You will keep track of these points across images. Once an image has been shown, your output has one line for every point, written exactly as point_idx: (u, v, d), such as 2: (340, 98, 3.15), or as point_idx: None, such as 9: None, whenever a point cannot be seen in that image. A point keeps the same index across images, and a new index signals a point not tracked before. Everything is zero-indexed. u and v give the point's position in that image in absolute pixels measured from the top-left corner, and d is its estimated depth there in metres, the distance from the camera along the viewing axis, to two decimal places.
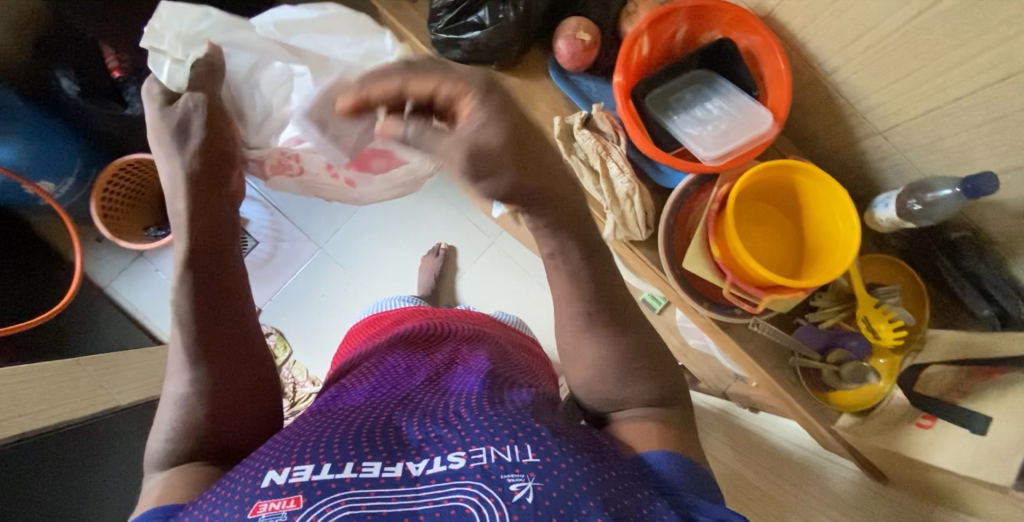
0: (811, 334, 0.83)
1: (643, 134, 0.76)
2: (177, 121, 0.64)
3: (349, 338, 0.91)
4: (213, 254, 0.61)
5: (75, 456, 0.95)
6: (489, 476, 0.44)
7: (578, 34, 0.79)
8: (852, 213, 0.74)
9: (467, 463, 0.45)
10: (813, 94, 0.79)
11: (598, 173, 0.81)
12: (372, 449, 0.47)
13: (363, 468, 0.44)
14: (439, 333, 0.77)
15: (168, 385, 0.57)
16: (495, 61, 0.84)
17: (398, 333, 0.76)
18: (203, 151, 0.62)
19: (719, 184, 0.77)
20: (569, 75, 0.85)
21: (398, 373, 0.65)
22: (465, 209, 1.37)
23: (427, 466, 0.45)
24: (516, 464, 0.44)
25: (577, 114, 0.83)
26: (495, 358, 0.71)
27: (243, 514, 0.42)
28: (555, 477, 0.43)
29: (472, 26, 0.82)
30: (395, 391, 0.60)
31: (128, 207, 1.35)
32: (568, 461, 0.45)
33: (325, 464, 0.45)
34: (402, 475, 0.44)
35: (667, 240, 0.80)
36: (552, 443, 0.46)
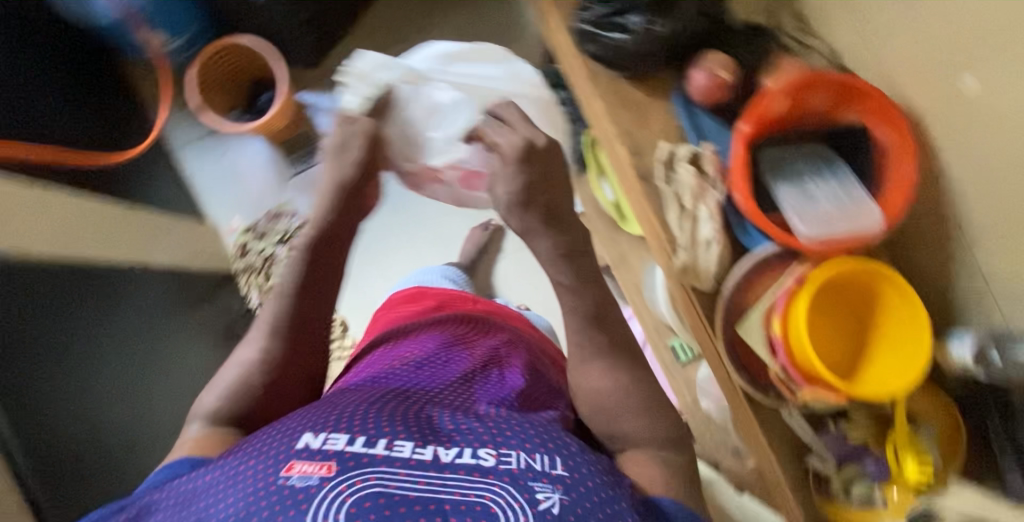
0: (835, 442, 0.80)
1: (747, 190, 0.75)
2: (341, 140, 0.77)
3: (384, 306, 0.92)
4: (331, 248, 0.71)
5: (83, 297, 0.96)
6: (517, 480, 0.43)
7: (716, 70, 0.79)
8: (925, 322, 0.72)
9: (496, 462, 0.45)
10: (929, 210, 0.76)
11: (686, 210, 0.80)
12: (404, 429, 0.47)
13: (394, 447, 0.44)
14: (479, 322, 0.77)
15: (241, 349, 0.64)
16: (627, 68, 0.83)
17: (439, 316, 0.76)
18: (363, 161, 0.76)
19: (800, 263, 0.74)
20: (692, 107, 0.83)
21: (431, 359, 0.65)
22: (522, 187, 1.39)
23: (456, 454, 0.45)
24: (544, 473, 0.44)
25: (686, 147, 0.81)
26: (529, 361, 0.71)
27: (276, 470, 0.42)
28: (581, 495, 0.44)
29: (617, 27, 0.80)
30: (428, 383, 0.60)
31: (219, 84, 1.39)
32: (597, 486, 0.45)
33: (358, 437, 0.45)
34: (432, 459, 0.44)
35: (730, 306, 0.79)
36: (580, 461, 0.46)
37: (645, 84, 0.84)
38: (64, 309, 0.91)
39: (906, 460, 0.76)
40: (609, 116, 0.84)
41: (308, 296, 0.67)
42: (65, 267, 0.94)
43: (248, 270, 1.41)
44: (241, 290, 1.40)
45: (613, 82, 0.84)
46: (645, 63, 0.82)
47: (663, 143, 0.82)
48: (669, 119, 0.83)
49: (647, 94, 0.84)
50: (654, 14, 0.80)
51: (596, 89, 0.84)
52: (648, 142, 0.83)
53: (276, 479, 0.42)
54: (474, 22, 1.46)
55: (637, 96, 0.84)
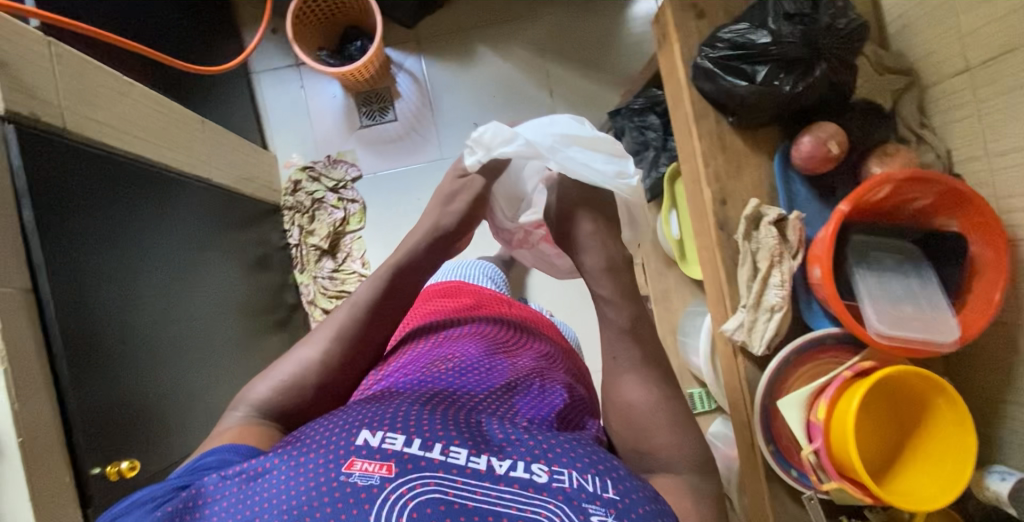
0: None
1: (828, 271, 0.73)
2: (449, 190, 0.71)
3: (418, 295, 0.91)
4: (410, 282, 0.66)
5: (139, 192, 0.94)
6: (571, 501, 0.42)
7: (827, 142, 0.77)
8: (969, 431, 0.70)
9: (552, 477, 0.43)
10: (1002, 333, 0.75)
11: (758, 272, 0.79)
12: (456, 434, 0.45)
13: (449, 453, 0.43)
14: (521, 330, 0.75)
15: (300, 348, 0.61)
16: (736, 115, 0.81)
17: (482, 319, 0.75)
18: (466, 214, 0.71)
19: (863, 356, 0.74)
20: (789, 171, 0.82)
21: (478, 356, 0.63)
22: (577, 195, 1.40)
23: (510, 466, 0.44)
24: (597, 495, 0.43)
25: (774, 210, 0.79)
26: (569, 376, 0.69)
27: (338, 466, 0.43)
28: (636, 518, 0.42)
29: (739, 74, 0.78)
30: (476, 381, 0.58)
31: (313, 24, 1.39)
32: (653, 516, 0.43)
33: (415, 438, 0.44)
34: (486, 470, 0.43)
35: (776, 379, 0.78)
36: (636, 487, 0.45)
37: (749, 136, 0.83)
38: (113, 201, 0.88)
39: None
40: (705, 158, 0.83)
41: (384, 317, 0.64)
42: (117, 157, 0.91)
43: (296, 209, 1.45)
44: (284, 226, 1.45)
45: (717, 126, 0.83)
46: (756, 115, 0.80)
47: (752, 200, 0.81)
48: (764, 177, 0.82)
49: (748, 146, 0.83)
50: (782, 70, 0.77)
51: (700, 128, 0.83)
52: (736, 195, 0.82)
53: (339, 475, 0.42)
54: (577, 25, 1.44)
55: (738, 146, 0.82)
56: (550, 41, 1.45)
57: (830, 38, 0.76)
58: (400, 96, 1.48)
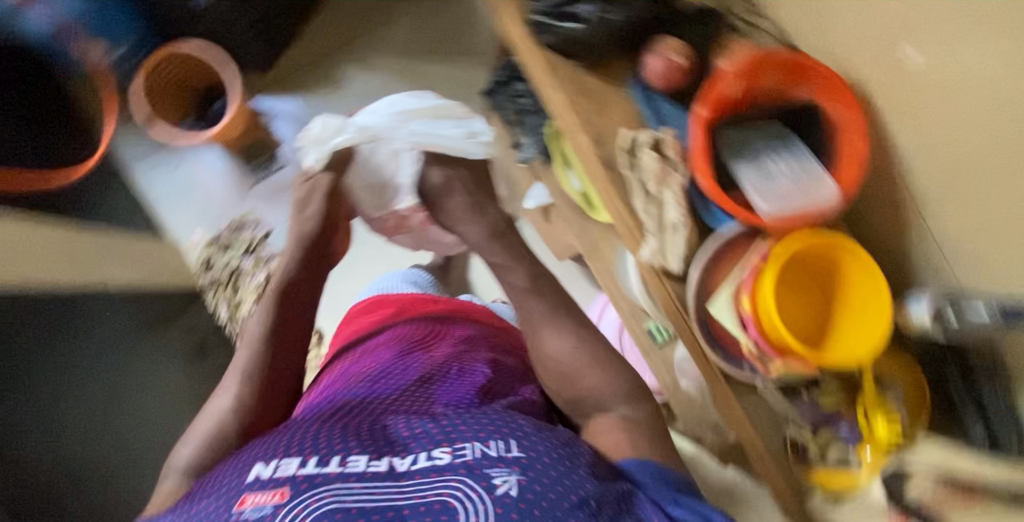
0: (810, 411, 0.82)
1: (707, 170, 0.76)
2: (304, 195, 0.97)
3: (345, 319, 0.91)
4: (292, 304, 0.84)
5: None
6: (473, 471, 0.46)
7: (670, 55, 0.81)
8: (886, 299, 0.74)
9: (452, 459, 0.48)
10: (880, 177, 0.79)
11: (651, 196, 0.81)
12: (357, 445, 0.50)
13: (348, 462, 0.48)
14: (440, 321, 0.79)
15: (218, 400, 0.73)
16: (581, 56, 0.84)
17: (401, 320, 0.78)
18: (325, 219, 0.96)
19: (766, 239, 0.77)
20: (650, 93, 0.84)
21: (390, 365, 0.67)
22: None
23: (411, 461, 0.48)
24: (499, 460, 0.48)
25: (646, 133, 0.82)
26: (487, 353, 0.74)
27: (234, 506, 0.46)
28: (536, 472, 0.47)
29: (569, 17, 0.82)
30: (387, 390, 0.62)
31: (170, 96, 1.35)
32: (556, 469, 0.48)
33: (311, 460, 0.48)
34: (387, 469, 0.47)
35: (700, 286, 0.80)
36: (536, 446, 0.50)
37: (602, 72, 0.85)
38: None
39: (875, 418, 0.80)
40: (569, 105, 0.84)
41: (280, 350, 0.79)
42: None
43: (216, 285, 1.33)
44: (209, 306, 1.31)
45: (570, 72, 0.84)
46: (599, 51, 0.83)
47: (623, 130, 0.83)
48: (629, 106, 0.84)
49: (604, 82, 0.85)
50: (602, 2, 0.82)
51: (555, 79, 0.84)
52: (610, 131, 0.84)
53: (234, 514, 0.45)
54: (427, 18, 1.44)
55: (595, 84, 0.84)
56: (406, 42, 1.45)
57: None
58: (280, 141, 1.44)
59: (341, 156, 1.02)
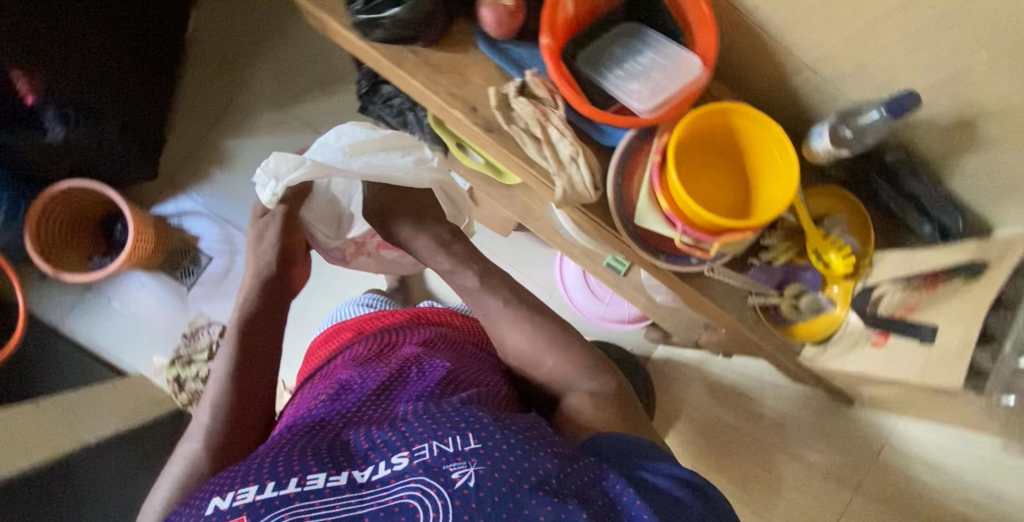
0: (765, 272, 0.83)
1: (576, 94, 0.75)
2: (257, 231, 0.86)
3: (308, 352, 0.91)
4: (268, 334, 0.80)
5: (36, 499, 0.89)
6: (431, 468, 0.51)
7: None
8: (788, 148, 0.75)
9: (412, 461, 0.52)
10: (739, 33, 0.79)
11: (540, 139, 0.81)
12: (318, 463, 0.53)
13: (308, 481, 0.51)
14: (396, 330, 0.81)
15: (185, 444, 0.71)
16: (420, 36, 0.82)
17: (358, 338, 0.80)
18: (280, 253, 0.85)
19: (659, 134, 0.78)
20: (498, 44, 0.83)
21: (345, 385, 0.68)
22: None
23: (372, 471, 0.52)
24: (456, 454, 0.52)
25: (511, 83, 0.82)
26: (444, 348, 0.77)
27: None
28: (494, 460, 0.52)
29: (389, 3, 0.78)
30: (344, 406, 0.64)
31: (66, 240, 1.30)
32: (512, 454, 0.53)
33: (268, 483, 0.51)
34: (348, 482, 0.51)
35: (619, 202, 0.81)
36: (494, 434, 0.54)
37: (448, 45, 0.84)
38: None
39: (828, 254, 0.81)
40: (430, 89, 0.83)
41: (246, 385, 0.76)
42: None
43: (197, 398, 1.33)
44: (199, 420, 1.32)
45: (418, 57, 0.83)
46: (434, 24, 0.81)
47: (490, 89, 0.82)
48: (486, 67, 0.84)
49: (453, 52, 0.84)
50: None
51: (407, 70, 0.83)
52: (479, 98, 0.83)
53: None
54: (285, 64, 1.42)
55: (445, 59, 0.83)
56: (275, 94, 1.42)
57: None
58: (198, 238, 1.41)
59: (302, 188, 0.88)
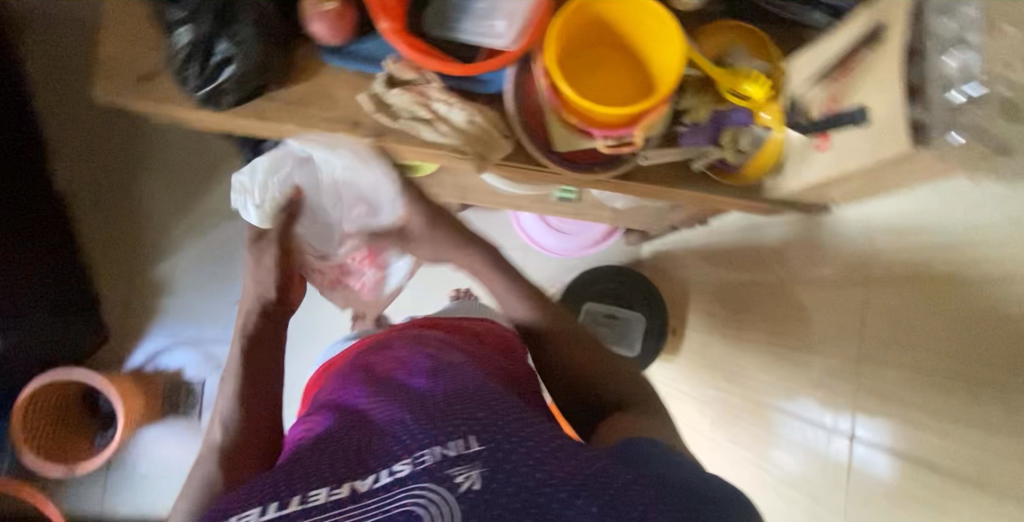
0: (695, 134, 0.83)
1: (441, 61, 0.72)
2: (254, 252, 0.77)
3: None
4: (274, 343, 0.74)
5: None
6: (435, 475, 0.45)
7: (322, 6, 0.74)
8: (655, 6, 0.72)
9: (413, 467, 0.46)
10: None
11: (431, 119, 0.79)
12: (320, 475, 0.48)
13: (310, 496, 0.46)
14: (381, 344, 0.76)
15: (199, 466, 0.64)
16: (268, 80, 0.77)
17: (344, 362, 0.75)
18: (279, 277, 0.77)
19: (536, 59, 0.75)
20: (345, 49, 0.79)
21: (335, 408, 0.63)
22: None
23: (374, 479, 0.47)
24: (458, 458, 0.47)
25: (377, 81, 0.78)
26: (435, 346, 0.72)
27: None
28: (499, 462, 0.47)
29: (221, 64, 0.74)
30: (337, 422, 0.59)
31: (63, 438, 1.27)
32: (520, 455, 0.48)
33: (269, 502, 0.46)
34: (350, 493, 0.46)
35: (533, 140, 0.79)
36: (499, 437, 0.49)
37: (299, 73, 0.79)
38: None
39: (744, 86, 0.78)
40: (306, 124, 0.79)
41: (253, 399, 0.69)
42: None
43: None
44: None
45: (277, 100, 0.79)
46: (275, 62, 0.76)
47: (360, 96, 0.79)
48: (348, 77, 0.80)
49: (308, 78, 0.80)
50: (229, 23, 0.74)
51: (275, 118, 0.79)
52: (357, 109, 0.79)
53: None
54: (170, 168, 1.37)
55: (304, 89, 0.79)
56: (179, 202, 1.38)
57: None
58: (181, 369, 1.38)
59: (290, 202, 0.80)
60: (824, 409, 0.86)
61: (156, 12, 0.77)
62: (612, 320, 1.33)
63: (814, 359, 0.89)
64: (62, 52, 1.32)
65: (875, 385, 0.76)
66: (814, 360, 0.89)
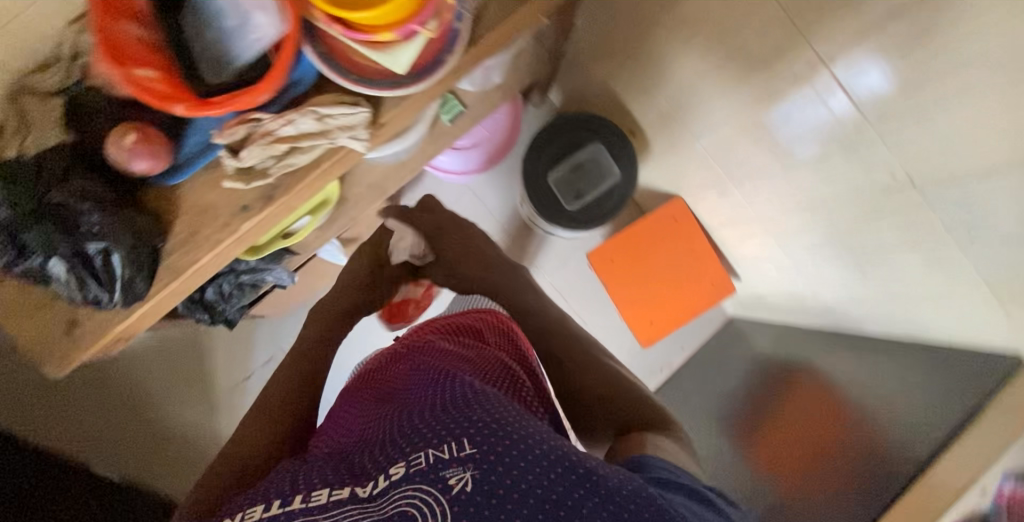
0: None
1: (251, 91, 0.70)
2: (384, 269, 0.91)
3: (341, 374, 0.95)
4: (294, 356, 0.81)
5: None
6: (429, 476, 0.46)
7: (126, 144, 0.71)
8: None
9: (407, 470, 0.48)
10: None
11: (292, 146, 0.77)
12: (324, 479, 0.51)
13: (312, 497, 0.49)
14: (393, 347, 0.78)
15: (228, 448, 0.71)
16: (155, 239, 0.76)
17: (364, 369, 0.79)
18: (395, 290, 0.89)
19: (313, 18, 0.70)
20: (179, 162, 0.77)
21: (349, 417, 0.66)
22: (290, 322, 1.41)
23: (374, 484, 0.48)
24: (451, 459, 0.47)
25: (224, 159, 0.76)
26: (441, 341, 0.72)
27: None
28: (491, 462, 0.47)
29: (108, 261, 0.73)
30: (348, 433, 0.62)
31: None
32: (514, 458, 0.47)
33: (275, 501, 0.49)
34: (350, 495, 0.48)
35: (381, 87, 0.76)
36: (494, 437, 0.49)
37: (169, 212, 0.78)
38: None
39: None
40: (213, 242, 0.78)
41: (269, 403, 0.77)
42: None
43: None
44: None
45: (176, 247, 0.78)
46: (143, 220, 0.74)
47: (229, 183, 0.77)
48: (204, 179, 0.78)
49: (180, 209, 0.78)
50: (76, 224, 0.71)
51: (187, 261, 0.78)
52: (235, 196, 0.78)
53: None
54: (167, 386, 1.37)
55: (186, 220, 0.78)
56: (201, 401, 1.39)
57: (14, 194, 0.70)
58: None
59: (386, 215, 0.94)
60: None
61: (13, 273, 0.74)
62: (579, 168, 1.28)
63: None
64: None
65: None
66: None
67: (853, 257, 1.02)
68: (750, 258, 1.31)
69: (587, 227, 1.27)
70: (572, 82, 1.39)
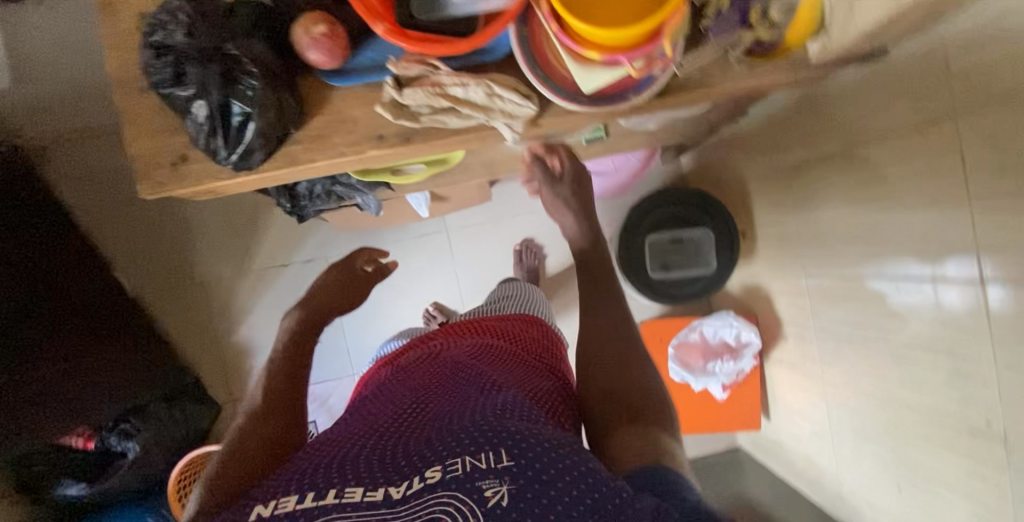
0: (724, 24, 0.75)
1: (444, 44, 0.69)
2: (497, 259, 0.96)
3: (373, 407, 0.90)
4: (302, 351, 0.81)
5: None
6: (464, 487, 0.48)
7: (313, 32, 0.72)
8: None
9: (444, 476, 0.49)
10: None
11: (452, 106, 0.77)
12: (360, 475, 0.51)
13: (345, 493, 0.49)
14: (424, 350, 0.79)
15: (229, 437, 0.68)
16: (289, 124, 0.77)
17: (385, 373, 0.79)
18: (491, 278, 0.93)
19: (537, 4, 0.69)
20: (347, 67, 0.77)
21: (375, 404, 0.67)
22: (342, 238, 1.49)
23: (407, 485, 0.49)
24: (489, 469, 0.50)
25: (386, 86, 0.76)
26: (477, 355, 0.74)
27: None
28: (528, 480, 0.49)
29: (241, 124, 0.73)
30: (373, 417, 0.62)
31: None
32: (550, 477, 0.49)
33: (307, 493, 0.49)
34: (384, 497, 0.48)
35: (557, 94, 0.75)
36: (531, 452, 0.51)
37: (313, 107, 0.79)
38: None
39: None
40: (336, 154, 0.79)
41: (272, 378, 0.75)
42: None
43: None
44: None
45: (302, 141, 0.79)
46: (288, 103, 0.75)
47: (378, 108, 0.77)
48: (358, 93, 0.79)
49: (323, 109, 0.79)
50: (234, 80, 0.72)
51: (305, 159, 0.79)
52: (375, 123, 0.79)
53: None
54: (214, 241, 1.49)
55: (323, 121, 0.79)
56: (236, 264, 1.50)
57: (199, 28, 0.72)
58: None
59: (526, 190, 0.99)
60: (925, 253, 0.83)
61: (158, 92, 0.75)
62: (678, 242, 1.27)
63: (906, 214, 0.85)
64: (95, 160, 1.43)
65: (992, 219, 0.71)
66: (912, 214, 0.84)
67: (896, 470, 0.98)
68: (787, 402, 1.28)
69: (658, 301, 1.26)
70: (710, 158, 1.36)
